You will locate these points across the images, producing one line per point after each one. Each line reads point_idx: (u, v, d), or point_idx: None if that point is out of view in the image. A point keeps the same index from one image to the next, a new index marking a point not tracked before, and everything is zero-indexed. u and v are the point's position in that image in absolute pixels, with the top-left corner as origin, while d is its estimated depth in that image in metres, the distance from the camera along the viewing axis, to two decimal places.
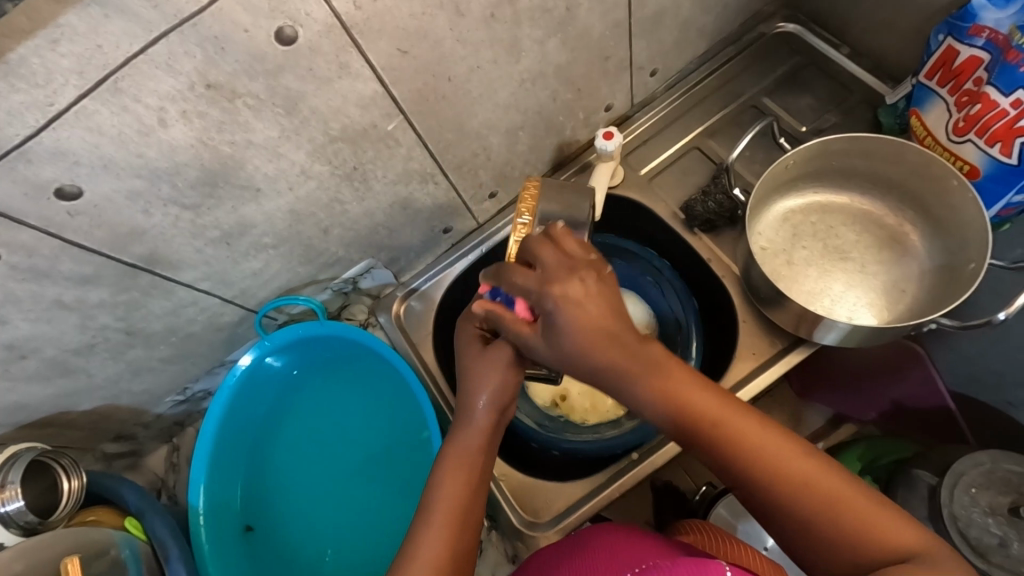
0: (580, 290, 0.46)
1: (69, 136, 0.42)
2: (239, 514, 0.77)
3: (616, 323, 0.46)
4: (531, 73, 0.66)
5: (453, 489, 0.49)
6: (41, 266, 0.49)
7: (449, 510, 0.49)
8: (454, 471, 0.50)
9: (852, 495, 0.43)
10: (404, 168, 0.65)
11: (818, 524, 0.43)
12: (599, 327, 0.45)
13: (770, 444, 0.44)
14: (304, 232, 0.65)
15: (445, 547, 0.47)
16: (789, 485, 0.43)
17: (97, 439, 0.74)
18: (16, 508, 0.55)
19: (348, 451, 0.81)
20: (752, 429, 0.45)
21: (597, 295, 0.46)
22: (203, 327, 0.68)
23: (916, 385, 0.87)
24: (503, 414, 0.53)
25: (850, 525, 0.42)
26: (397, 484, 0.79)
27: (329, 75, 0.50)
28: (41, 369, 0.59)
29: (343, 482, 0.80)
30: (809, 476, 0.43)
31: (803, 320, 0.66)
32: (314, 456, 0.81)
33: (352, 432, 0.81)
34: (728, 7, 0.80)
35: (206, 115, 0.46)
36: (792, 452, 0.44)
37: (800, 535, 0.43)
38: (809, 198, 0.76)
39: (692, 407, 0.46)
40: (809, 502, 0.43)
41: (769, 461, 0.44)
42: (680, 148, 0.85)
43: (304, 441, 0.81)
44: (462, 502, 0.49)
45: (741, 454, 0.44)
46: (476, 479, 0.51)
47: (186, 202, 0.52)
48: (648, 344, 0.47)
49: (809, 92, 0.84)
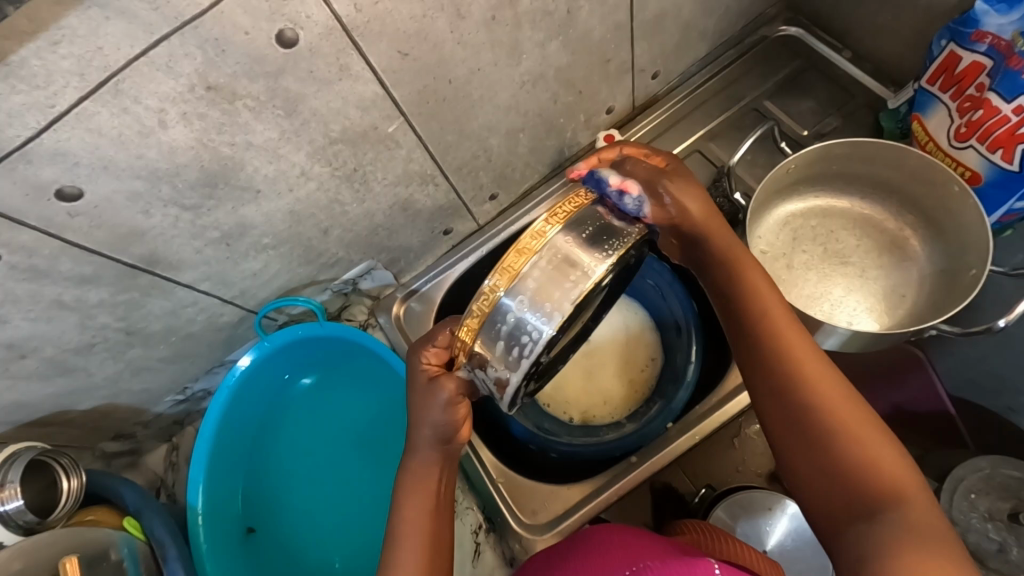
0: (709, 211, 0.54)
1: (69, 138, 0.42)
2: (239, 516, 0.77)
3: (688, 222, 0.53)
4: (532, 76, 0.66)
5: (421, 503, 0.50)
6: (41, 266, 0.49)
7: (422, 529, 0.49)
8: (417, 487, 0.51)
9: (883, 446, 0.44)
10: (405, 170, 0.66)
11: (829, 444, 0.45)
12: (722, 239, 0.53)
13: (811, 362, 0.48)
14: (304, 233, 0.65)
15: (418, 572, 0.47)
16: (813, 402, 0.46)
17: (96, 437, 0.74)
18: (15, 506, 0.55)
19: (334, 447, 0.81)
20: (796, 348, 0.49)
21: (686, 195, 0.53)
22: (203, 327, 0.68)
23: (916, 388, 0.86)
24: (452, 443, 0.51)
25: (858, 451, 0.44)
26: (377, 477, 0.80)
27: (329, 77, 0.50)
28: (41, 368, 0.59)
29: (332, 485, 0.80)
30: (834, 403, 0.46)
31: (802, 324, 0.66)
32: (302, 453, 0.81)
33: (336, 426, 0.81)
34: (730, 9, 0.80)
35: (206, 117, 0.46)
36: (826, 375, 0.47)
37: (807, 452, 0.46)
38: (809, 202, 0.76)
39: (748, 309, 0.51)
40: (829, 419, 0.45)
41: (800, 376, 0.47)
42: (681, 151, 0.85)
43: (290, 439, 0.81)
44: (429, 514, 0.50)
45: (775, 360, 0.48)
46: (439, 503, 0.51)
47: (186, 203, 0.52)
48: (745, 265, 0.53)
49: (810, 96, 0.84)
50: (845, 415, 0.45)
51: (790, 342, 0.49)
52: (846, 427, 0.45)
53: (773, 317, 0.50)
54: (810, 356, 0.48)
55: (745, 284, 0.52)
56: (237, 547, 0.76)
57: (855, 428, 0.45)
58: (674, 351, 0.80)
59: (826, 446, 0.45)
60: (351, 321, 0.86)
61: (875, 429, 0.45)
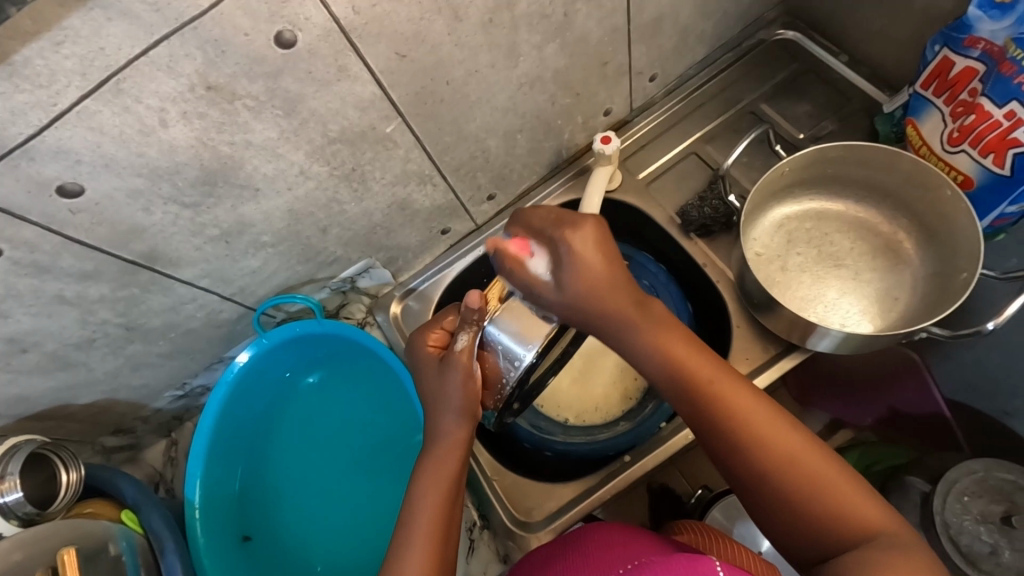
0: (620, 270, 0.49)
1: (71, 136, 0.42)
2: (235, 524, 0.77)
3: (614, 277, 0.49)
4: (529, 78, 0.67)
5: (434, 496, 0.50)
6: (41, 262, 0.50)
7: (432, 509, 0.50)
8: (434, 480, 0.51)
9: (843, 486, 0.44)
10: (403, 169, 0.67)
11: (796, 497, 0.44)
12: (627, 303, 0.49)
13: (760, 416, 0.46)
14: (303, 232, 0.66)
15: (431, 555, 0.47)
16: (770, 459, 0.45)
17: (96, 432, 0.75)
18: (14, 499, 0.56)
19: (339, 451, 0.82)
20: (746, 408, 0.46)
21: (596, 244, 0.49)
22: (202, 323, 0.69)
23: (911, 393, 0.88)
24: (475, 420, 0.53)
25: (826, 498, 0.43)
26: (377, 477, 0.80)
27: (327, 77, 0.51)
28: (42, 362, 0.60)
29: (331, 486, 0.81)
30: (792, 456, 0.45)
31: (796, 326, 0.66)
32: (309, 454, 0.82)
33: (331, 427, 0.82)
34: (727, 13, 0.80)
35: (206, 116, 0.47)
36: (775, 428, 0.45)
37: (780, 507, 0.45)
38: (804, 205, 0.77)
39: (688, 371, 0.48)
40: (791, 475, 0.44)
41: (757, 432, 0.45)
42: (678, 153, 0.86)
43: (296, 440, 0.82)
44: (444, 510, 0.50)
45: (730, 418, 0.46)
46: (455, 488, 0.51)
47: (186, 201, 0.53)
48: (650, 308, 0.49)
49: (807, 100, 0.85)
50: (807, 464, 0.44)
51: (735, 399, 0.47)
52: (809, 476, 0.44)
53: (711, 375, 0.47)
54: (757, 410, 0.46)
55: (666, 344, 0.48)
56: (235, 551, 0.75)
57: (819, 478, 0.44)
58: None
59: (792, 500, 0.44)
60: (349, 320, 0.87)
61: (835, 469, 0.44)
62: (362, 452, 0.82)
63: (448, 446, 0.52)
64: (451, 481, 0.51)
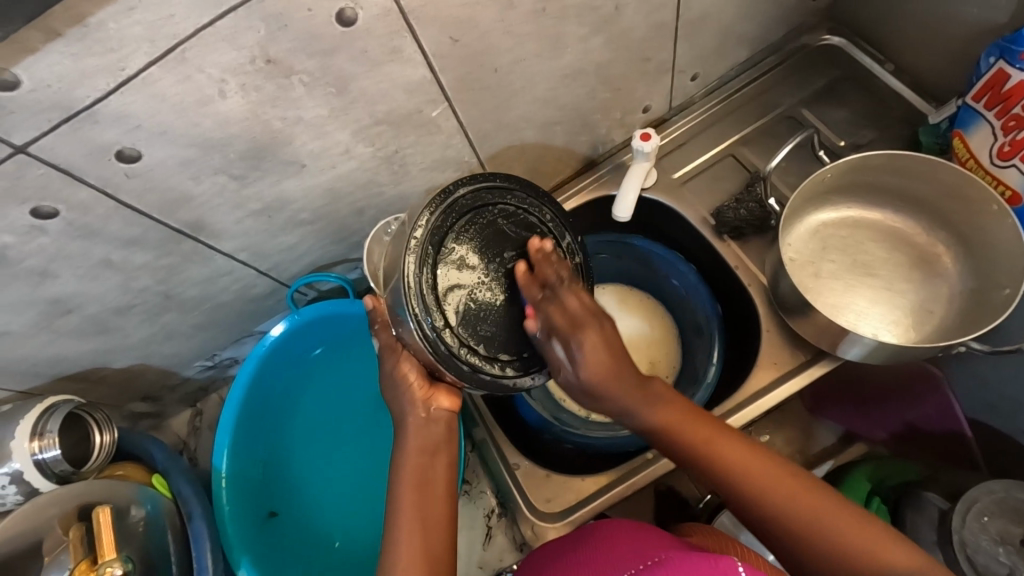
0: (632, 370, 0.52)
1: (133, 101, 0.43)
2: (259, 504, 0.77)
3: (615, 360, 0.51)
4: (574, 69, 0.67)
5: (411, 498, 0.50)
6: (92, 226, 0.50)
7: (410, 501, 0.50)
8: (410, 477, 0.51)
9: (846, 518, 0.47)
10: (442, 155, 0.67)
11: (800, 535, 0.47)
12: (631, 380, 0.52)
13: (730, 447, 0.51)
14: (340, 211, 0.66)
15: (422, 548, 0.48)
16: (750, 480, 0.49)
17: (126, 397, 0.76)
18: (52, 455, 0.57)
19: (336, 434, 0.83)
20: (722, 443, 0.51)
21: (600, 340, 0.50)
22: (237, 296, 0.70)
23: (931, 409, 0.87)
24: (432, 408, 0.55)
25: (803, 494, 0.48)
26: (375, 458, 0.83)
27: (380, 58, 0.51)
28: (83, 325, 0.60)
29: (335, 468, 0.82)
30: (792, 499, 0.48)
31: (827, 332, 0.66)
32: (309, 440, 0.82)
33: (331, 412, 0.84)
34: (773, 14, 0.80)
35: (262, 90, 0.48)
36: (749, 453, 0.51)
37: (797, 549, 0.47)
38: (841, 212, 0.76)
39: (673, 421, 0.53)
40: (798, 515, 0.47)
41: (738, 465, 0.50)
42: (714, 154, 0.86)
43: (301, 424, 0.82)
44: (420, 502, 0.50)
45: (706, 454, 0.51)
46: (426, 479, 0.51)
47: (233, 172, 0.53)
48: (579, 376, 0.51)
49: (847, 107, 0.84)
50: (818, 511, 0.47)
51: (727, 452, 0.51)
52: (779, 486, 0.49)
53: (702, 434, 0.52)
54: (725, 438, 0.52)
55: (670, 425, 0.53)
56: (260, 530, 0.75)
57: (801, 505, 0.48)
58: (696, 351, 0.82)
59: (800, 537, 0.47)
60: None
61: (838, 508, 0.48)
62: (354, 437, 0.83)
63: (411, 444, 0.53)
64: (425, 481, 0.51)
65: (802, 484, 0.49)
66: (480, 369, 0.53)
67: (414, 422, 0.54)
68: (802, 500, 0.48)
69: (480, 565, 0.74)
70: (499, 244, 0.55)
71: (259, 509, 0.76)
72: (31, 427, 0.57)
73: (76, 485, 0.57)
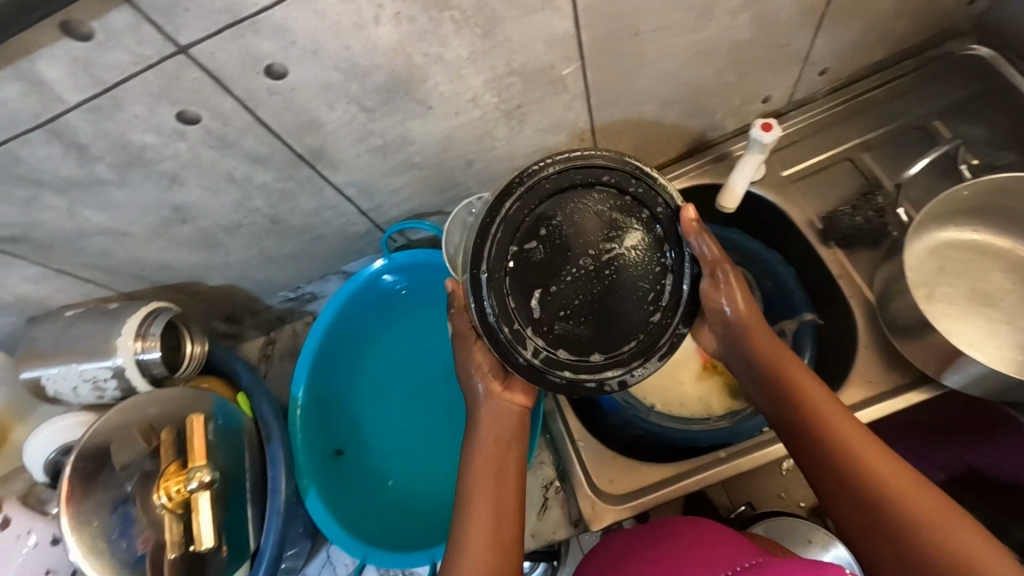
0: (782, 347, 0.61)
1: (295, 15, 0.42)
2: (328, 439, 0.78)
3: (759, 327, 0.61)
4: (711, 46, 0.64)
5: (486, 484, 0.54)
6: (227, 138, 0.50)
7: (488, 489, 0.54)
8: (482, 465, 0.55)
9: (916, 491, 0.48)
10: (561, 117, 0.65)
11: (872, 496, 0.49)
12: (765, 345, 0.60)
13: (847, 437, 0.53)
14: (450, 161, 0.66)
15: (493, 531, 0.51)
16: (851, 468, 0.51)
17: (213, 314, 0.78)
18: (152, 358, 0.59)
19: (417, 387, 0.82)
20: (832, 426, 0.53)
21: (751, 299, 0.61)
22: (334, 232, 0.70)
23: (994, 454, 0.71)
24: (504, 397, 0.59)
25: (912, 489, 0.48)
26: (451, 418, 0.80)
27: (533, 5, 0.49)
28: (193, 236, 0.61)
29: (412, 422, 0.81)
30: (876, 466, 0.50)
31: (937, 356, 0.62)
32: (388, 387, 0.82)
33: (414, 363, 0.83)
34: (925, 14, 0.74)
35: (415, 21, 0.47)
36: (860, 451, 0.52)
37: (863, 511, 0.49)
38: (965, 234, 0.72)
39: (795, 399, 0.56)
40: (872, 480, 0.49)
41: (832, 429, 0.53)
42: (831, 156, 0.81)
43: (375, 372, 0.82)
44: (495, 492, 0.54)
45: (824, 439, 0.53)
46: (502, 463, 0.56)
47: (365, 104, 0.53)
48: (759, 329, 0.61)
49: (985, 124, 0.79)
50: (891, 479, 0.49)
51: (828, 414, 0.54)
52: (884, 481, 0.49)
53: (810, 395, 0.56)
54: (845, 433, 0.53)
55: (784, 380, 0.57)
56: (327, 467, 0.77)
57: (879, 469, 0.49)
58: None
59: (870, 498, 0.49)
60: None
61: (913, 483, 0.48)
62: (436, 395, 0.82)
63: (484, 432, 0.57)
64: (500, 471, 0.55)
65: (886, 460, 0.50)
66: (554, 372, 0.54)
67: (489, 411, 0.59)
68: (886, 470, 0.49)
69: (534, 534, 0.73)
70: (590, 236, 0.54)
71: (327, 446, 0.77)
72: (135, 328, 0.59)
73: (153, 391, 0.58)
